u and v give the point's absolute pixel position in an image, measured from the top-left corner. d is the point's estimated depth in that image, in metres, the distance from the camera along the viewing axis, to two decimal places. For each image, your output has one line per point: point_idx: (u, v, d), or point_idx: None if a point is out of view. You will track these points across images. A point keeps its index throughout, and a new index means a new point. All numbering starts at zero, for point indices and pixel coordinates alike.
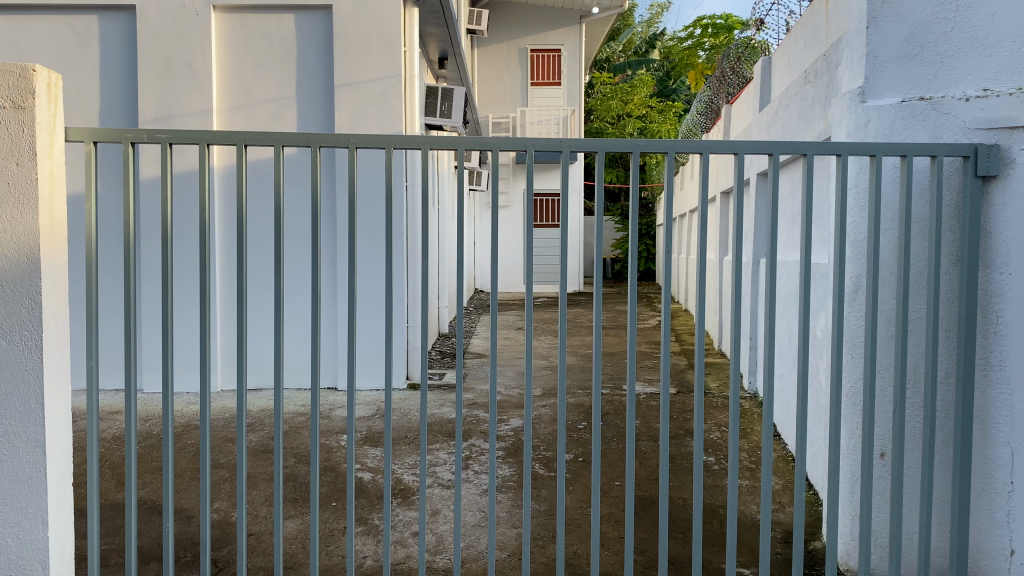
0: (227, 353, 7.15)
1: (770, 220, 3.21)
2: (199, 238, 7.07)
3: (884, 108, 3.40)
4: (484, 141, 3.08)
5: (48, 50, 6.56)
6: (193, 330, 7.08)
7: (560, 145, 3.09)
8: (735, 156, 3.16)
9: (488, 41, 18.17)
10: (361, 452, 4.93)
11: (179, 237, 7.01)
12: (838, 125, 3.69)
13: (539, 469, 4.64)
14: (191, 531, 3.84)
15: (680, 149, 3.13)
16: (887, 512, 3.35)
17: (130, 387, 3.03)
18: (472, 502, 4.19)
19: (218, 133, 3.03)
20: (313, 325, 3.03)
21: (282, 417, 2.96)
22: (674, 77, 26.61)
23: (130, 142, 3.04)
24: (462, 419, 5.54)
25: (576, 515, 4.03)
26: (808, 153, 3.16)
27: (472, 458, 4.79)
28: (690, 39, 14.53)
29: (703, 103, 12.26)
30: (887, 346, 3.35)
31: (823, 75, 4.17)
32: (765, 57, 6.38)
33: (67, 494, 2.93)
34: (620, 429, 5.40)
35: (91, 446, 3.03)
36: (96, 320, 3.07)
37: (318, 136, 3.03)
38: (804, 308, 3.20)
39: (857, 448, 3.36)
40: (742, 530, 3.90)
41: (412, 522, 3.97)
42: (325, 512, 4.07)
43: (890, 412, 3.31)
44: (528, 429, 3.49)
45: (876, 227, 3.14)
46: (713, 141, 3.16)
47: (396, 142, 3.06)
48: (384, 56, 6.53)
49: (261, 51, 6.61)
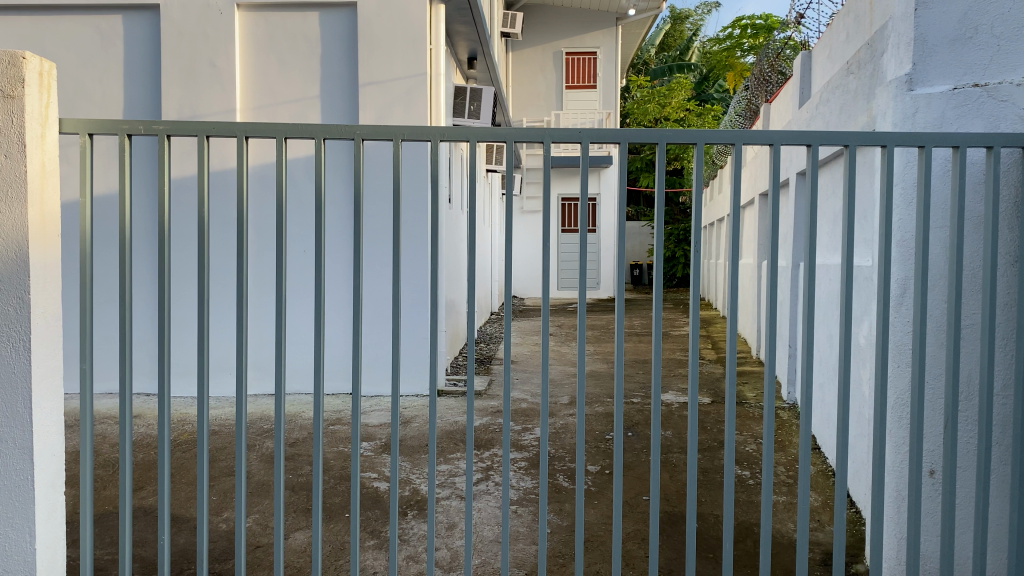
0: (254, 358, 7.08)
1: (808, 217, 2.95)
2: (222, 241, 6.99)
3: (935, 96, 3.14)
4: (498, 132, 2.88)
5: (73, 50, 6.52)
6: (216, 336, 6.99)
7: (580, 136, 2.88)
8: (771, 148, 2.92)
9: (523, 44, 18.01)
10: (377, 460, 4.78)
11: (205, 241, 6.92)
12: (884, 116, 3.42)
13: (562, 482, 4.43)
14: (197, 541, 3.70)
15: (711, 140, 2.90)
16: (937, 535, 3.07)
17: (124, 393, 2.89)
18: (490, 515, 3.99)
19: (218, 125, 2.88)
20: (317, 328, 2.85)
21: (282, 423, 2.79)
22: (714, 80, 26.20)
23: (127, 134, 2.91)
24: (484, 428, 5.35)
25: (599, 532, 3.82)
26: (850, 144, 2.91)
27: (492, 468, 4.60)
28: (729, 39, 14.22)
29: (742, 104, 11.96)
30: (937, 355, 3.08)
31: (867, 64, 3.91)
32: (805, 50, 6.07)
33: (58, 504, 2.78)
34: (649, 440, 5.17)
35: (85, 453, 2.88)
36: (90, 322, 2.92)
37: (321, 127, 2.86)
38: (846, 313, 2.94)
39: (903, 465, 3.09)
40: (777, 550, 3.65)
41: (425, 537, 3.78)
42: (337, 525, 3.90)
43: (941, 426, 3.03)
44: (546, 440, 3.24)
45: (925, 225, 2.87)
46: (747, 132, 2.93)
47: (404, 133, 2.87)
48: (409, 54, 6.39)
49: (285, 50, 6.50)
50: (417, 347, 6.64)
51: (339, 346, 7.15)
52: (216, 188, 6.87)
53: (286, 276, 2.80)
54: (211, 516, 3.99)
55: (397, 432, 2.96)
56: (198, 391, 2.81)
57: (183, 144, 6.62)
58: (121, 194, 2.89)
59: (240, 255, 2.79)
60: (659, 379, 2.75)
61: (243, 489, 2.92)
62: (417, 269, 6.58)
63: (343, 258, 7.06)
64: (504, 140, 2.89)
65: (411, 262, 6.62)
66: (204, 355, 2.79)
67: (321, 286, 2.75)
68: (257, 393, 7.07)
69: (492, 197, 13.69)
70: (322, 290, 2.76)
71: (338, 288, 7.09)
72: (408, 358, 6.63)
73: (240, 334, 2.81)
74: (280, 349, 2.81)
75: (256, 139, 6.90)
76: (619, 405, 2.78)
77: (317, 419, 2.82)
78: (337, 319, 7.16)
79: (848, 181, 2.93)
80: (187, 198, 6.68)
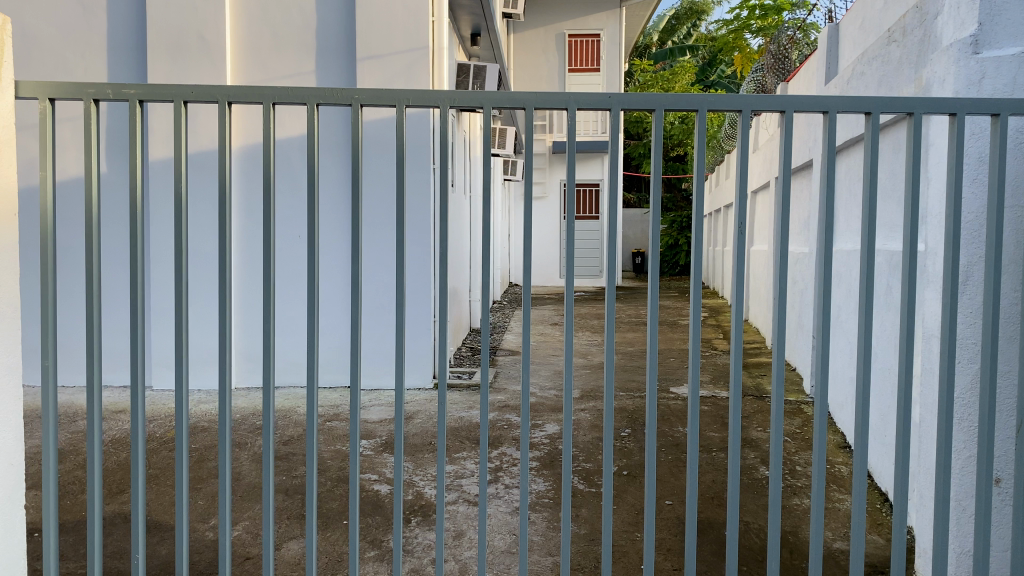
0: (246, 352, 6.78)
1: (867, 195, 2.61)
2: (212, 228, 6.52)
3: (1005, 59, 2.80)
4: (516, 97, 2.54)
5: (53, 23, 6.16)
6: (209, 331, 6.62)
7: (609, 102, 2.54)
8: (824, 116, 2.58)
9: (525, 26, 17.56)
10: (378, 460, 4.46)
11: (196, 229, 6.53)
12: (941, 83, 3.08)
13: (579, 484, 4.11)
14: (183, 554, 3.37)
15: (757, 108, 2.56)
16: (1008, 550, 2.77)
17: (90, 391, 2.54)
18: (501, 523, 3.66)
19: (196, 89, 2.53)
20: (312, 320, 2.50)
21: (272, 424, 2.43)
22: (718, 64, 25.73)
23: (93, 98, 2.54)
24: (493, 424, 5.02)
25: (622, 541, 3.50)
26: (915, 113, 2.56)
27: (502, 469, 4.28)
28: (734, 20, 13.37)
29: (753, 84, 11.36)
30: (1009, 349, 2.75)
31: (917, 30, 3.56)
32: (832, 22, 5.69)
33: (17, 519, 2.45)
34: (669, 438, 4.86)
35: (47, 462, 2.54)
36: (52, 314, 2.56)
37: (315, 91, 2.51)
38: (909, 305, 2.60)
39: (968, 472, 2.78)
40: (819, 562, 3.34)
41: (431, 547, 3.46)
42: (336, 534, 3.59)
43: (1014, 429, 2.71)
44: (567, 435, 2.81)
45: (1002, 205, 2.53)
46: (798, 98, 2.57)
47: (408, 97, 2.53)
48: (410, 25, 6.03)
49: (279, 23, 6.14)
50: (420, 338, 6.30)
51: (336, 338, 6.81)
52: (209, 169, 6.51)
53: (275, 260, 2.44)
54: (198, 523, 3.68)
55: (402, 437, 2.63)
56: (173, 392, 2.45)
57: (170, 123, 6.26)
58: (88, 168, 2.54)
59: (222, 238, 2.43)
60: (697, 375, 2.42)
61: (227, 500, 2.58)
62: (420, 255, 6.24)
63: (340, 243, 6.74)
64: (524, 107, 2.55)
65: (412, 249, 6.25)
66: (183, 350, 2.45)
67: (315, 272, 2.40)
68: (251, 386, 6.73)
69: (494, 182, 13.32)
70: (316, 278, 2.41)
71: (336, 275, 6.75)
72: (411, 350, 6.30)
73: (225, 327, 2.46)
74: (268, 343, 2.46)
75: (249, 118, 6.54)
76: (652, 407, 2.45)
77: (311, 422, 2.47)
78: (335, 309, 6.81)
79: (913, 152, 2.58)
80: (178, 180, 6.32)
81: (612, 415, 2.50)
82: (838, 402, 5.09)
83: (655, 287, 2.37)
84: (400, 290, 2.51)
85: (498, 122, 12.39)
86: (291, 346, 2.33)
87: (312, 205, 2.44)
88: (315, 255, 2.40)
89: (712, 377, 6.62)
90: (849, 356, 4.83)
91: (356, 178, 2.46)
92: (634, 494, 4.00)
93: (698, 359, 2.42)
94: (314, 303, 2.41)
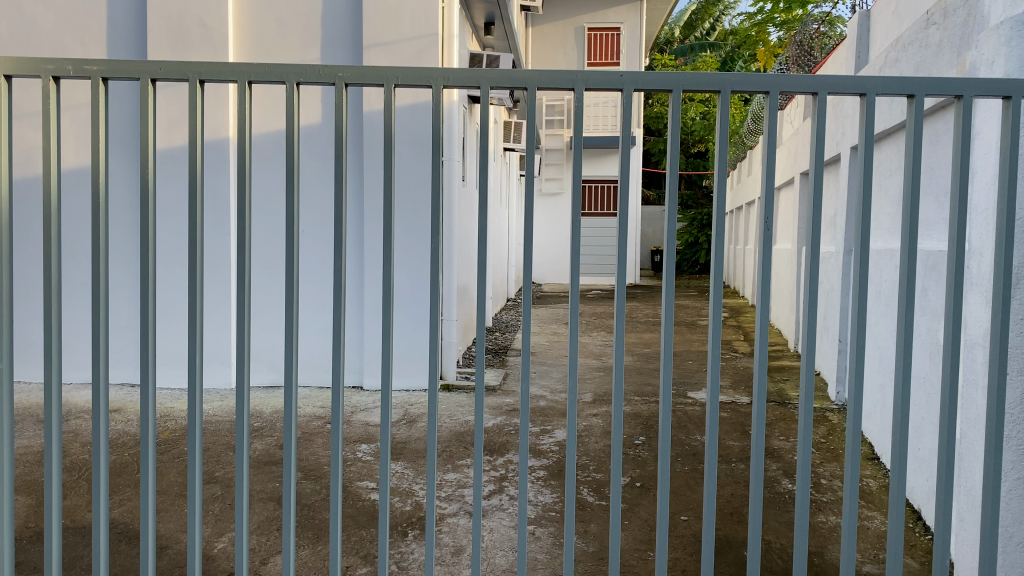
0: (217, 349, 5.89)
1: (912, 187, 2.31)
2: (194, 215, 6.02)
3: None
4: (517, 77, 2.28)
5: (52, 8, 5.98)
6: (180, 324, 6.13)
7: (622, 81, 2.28)
8: (861, 98, 2.30)
9: (544, 19, 17.29)
10: (376, 468, 4.23)
11: (173, 221, 6.14)
12: (990, 65, 2.79)
13: (588, 496, 3.86)
14: (160, 565, 3.16)
15: (786, 89, 2.28)
16: None
17: (47, 389, 2.34)
18: (504, 538, 3.42)
19: (165, 65, 2.28)
20: (290, 327, 2.28)
21: (240, 430, 2.23)
22: (739, 60, 25.37)
23: (55, 77, 2.32)
24: (499, 430, 4.78)
25: (632, 560, 3.24)
26: (964, 95, 2.27)
27: (507, 478, 4.04)
28: (759, 13, 12.81)
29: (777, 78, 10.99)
30: None
31: (960, 10, 3.27)
32: (862, 8, 5.37)
33: None
34: (685, 447, 4.59)
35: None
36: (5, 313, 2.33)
37: (293, 69, 2.27)
38: (958, 311, 2.32)
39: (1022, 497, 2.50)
40: None
41: (427, 564, 3.21)
42: (326, 546, 3.37)
43: None
44: (574, 441, 2.47)
45: None
46: (834, 76, 2.29)
47: (397, 76, 2.28)
48: (419, 10, 5.81)
49: (283, 9, 5.93)
50: (426, 337, 6.06)
51: None
52: None
53: (249, 258, 2.24)
54: (183, 533, 3.47)
55: (389, 447, 2.43)
56: (140, 388, 2.35)
57: (171, 110, 6.02)
58: (48, 153, 2.32)
59: (194, 235, 2.24)
60: (715, 386, 2.19)
61: (199, 504, 2.50)
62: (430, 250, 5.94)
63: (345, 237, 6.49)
64: (526, 87, 2.29)
65: (417, 241, 6.01)
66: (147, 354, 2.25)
67: (294, 267, 2.25)
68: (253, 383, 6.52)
69: (509, 178, 13.06)
70: (295, 274, 2.25)
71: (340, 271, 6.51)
72: (417, 350, 6.06)
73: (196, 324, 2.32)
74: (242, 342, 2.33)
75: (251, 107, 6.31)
76: (665, 418, 2.20)
77: (288, 426, 2.39)
78: None
79: (961, 140, 2.29)
80: (177, 172, 6.11)
81: (621, 426, 2.25)
82: (865, 411, 4.80)
83: (669, 289, 2.13)
84: (388, 289, 2.31)
85: (513, 116, 12.13)
86: (276, 357, 2.15)
87: (291, 196, 2.22)
88: (294, 250, 2.23)
89: (732, 381, 6.33)
90: (879, 362, 4.54)
91: (340, 168, 2.25)
92: (649, 509, 3.74)
93: (716, 367, 2.19)
94: (294, 304, 2.27)
